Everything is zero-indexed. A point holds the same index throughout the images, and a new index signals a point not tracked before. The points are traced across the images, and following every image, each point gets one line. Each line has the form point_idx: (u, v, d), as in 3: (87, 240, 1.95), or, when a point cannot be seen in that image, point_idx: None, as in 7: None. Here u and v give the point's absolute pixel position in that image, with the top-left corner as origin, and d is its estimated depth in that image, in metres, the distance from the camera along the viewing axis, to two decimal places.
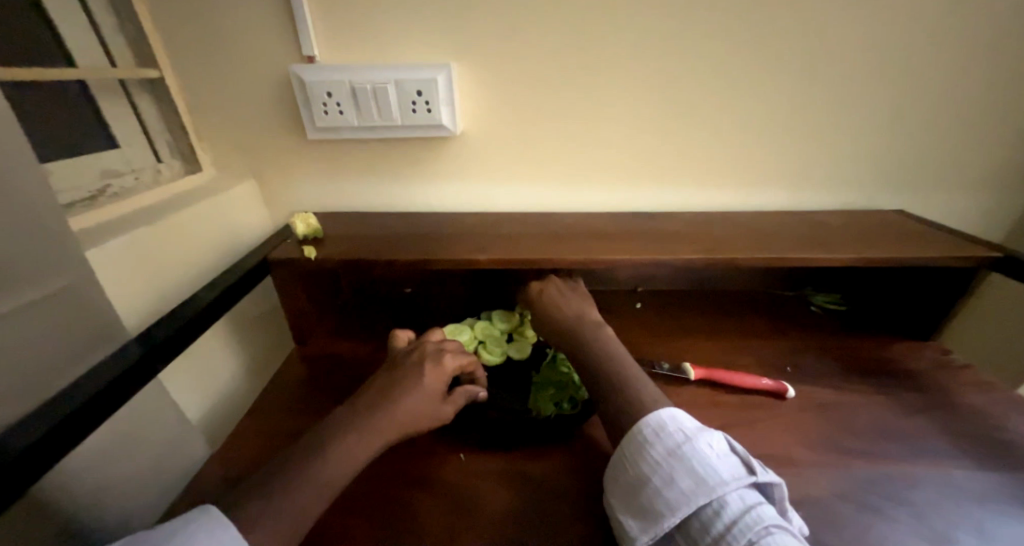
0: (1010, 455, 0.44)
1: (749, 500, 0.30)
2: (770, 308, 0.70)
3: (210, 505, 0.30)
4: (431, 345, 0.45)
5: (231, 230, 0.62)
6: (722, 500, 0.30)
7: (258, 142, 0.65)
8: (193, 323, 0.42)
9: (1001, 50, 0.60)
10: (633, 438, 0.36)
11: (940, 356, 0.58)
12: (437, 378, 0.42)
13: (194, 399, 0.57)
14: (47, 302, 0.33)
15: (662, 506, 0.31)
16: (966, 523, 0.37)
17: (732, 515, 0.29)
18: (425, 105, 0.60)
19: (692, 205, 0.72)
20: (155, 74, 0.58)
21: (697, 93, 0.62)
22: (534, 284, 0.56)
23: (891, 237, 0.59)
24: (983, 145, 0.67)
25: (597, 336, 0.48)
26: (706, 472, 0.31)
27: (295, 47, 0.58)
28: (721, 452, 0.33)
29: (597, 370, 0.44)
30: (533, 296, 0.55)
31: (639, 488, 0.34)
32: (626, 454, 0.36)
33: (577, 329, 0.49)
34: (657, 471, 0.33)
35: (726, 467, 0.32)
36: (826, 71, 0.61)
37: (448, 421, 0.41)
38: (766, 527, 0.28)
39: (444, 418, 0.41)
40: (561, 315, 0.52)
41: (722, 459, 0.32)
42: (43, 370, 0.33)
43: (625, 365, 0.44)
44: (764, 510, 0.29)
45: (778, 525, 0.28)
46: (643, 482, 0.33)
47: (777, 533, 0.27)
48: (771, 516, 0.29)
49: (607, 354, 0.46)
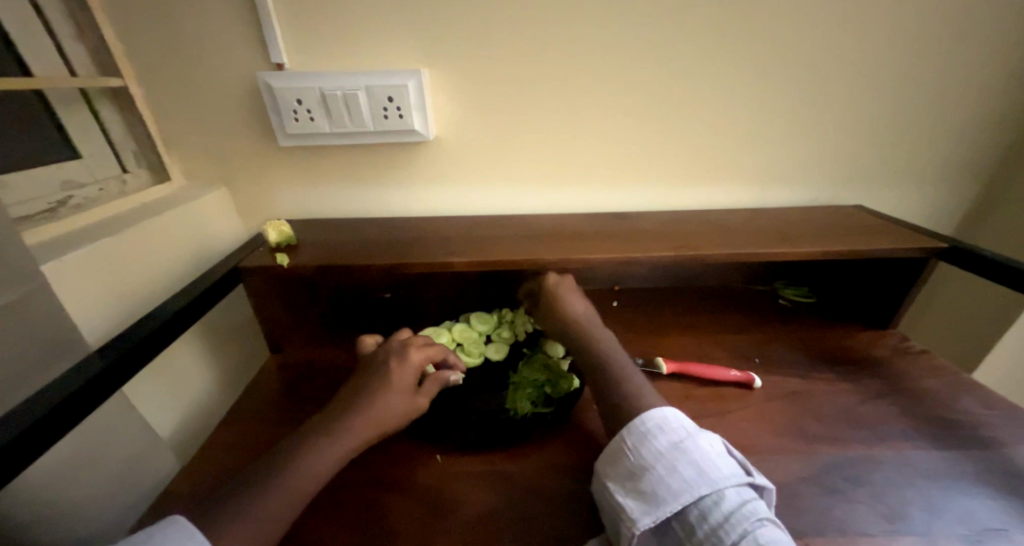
0: (961, 434, 0.46)
1: (746, 495, 0.31)
2: (742, 303, 0.72)
3: (177, 515, 0.29)
4: (395, 343, 0.44)
5: (202, 239, 0.62)
6: (722, 492, 0.31)
7: (228, 150, 0.65)
8: (159, 335, 0.42)
9: (945, 53, 0.63)
10: (634, 428, 0.37)
11: (900, 343, 0.61)
12: (404, 374, 0.41)
13: (163, 413, 0.56)
14: None
15: (664, 492, 0.32)
16: (920, 500, 0.39)
17: (730, 506, 0.30)
18: (397, 112, 0.60)
19: (662, 204, 0.74)
20: (119, 83, 0.57)
21: (663, 96, 0.64)
22: (551, 273, 0.55)
23: (850, 231, 0.62)
24: (933, 141, 0.70)
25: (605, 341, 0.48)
26: (708, 466, 0.33)
27: (264, 55, 0.58)
28: (720, 451, 0.34)
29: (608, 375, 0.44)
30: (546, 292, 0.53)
31: (638, 474, 0.34)
32: (628, 442, 0.36)
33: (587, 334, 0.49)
34: (659, 461, 0.34)
35: (725, 463, 0.33)
36: (785, 74, 0.64)
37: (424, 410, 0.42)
38: (760, 519, 0.29)
39: (420, 408, 0.41)
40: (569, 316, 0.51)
41: (722, 456, 0.34)
42: None
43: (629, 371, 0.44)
44: (759, 505, 0.31)
45: (770, 520, 0.30)
46: (645, 469, 0.34)
47: (769, 526, 0.29)
48: (765, 511, 0.30)
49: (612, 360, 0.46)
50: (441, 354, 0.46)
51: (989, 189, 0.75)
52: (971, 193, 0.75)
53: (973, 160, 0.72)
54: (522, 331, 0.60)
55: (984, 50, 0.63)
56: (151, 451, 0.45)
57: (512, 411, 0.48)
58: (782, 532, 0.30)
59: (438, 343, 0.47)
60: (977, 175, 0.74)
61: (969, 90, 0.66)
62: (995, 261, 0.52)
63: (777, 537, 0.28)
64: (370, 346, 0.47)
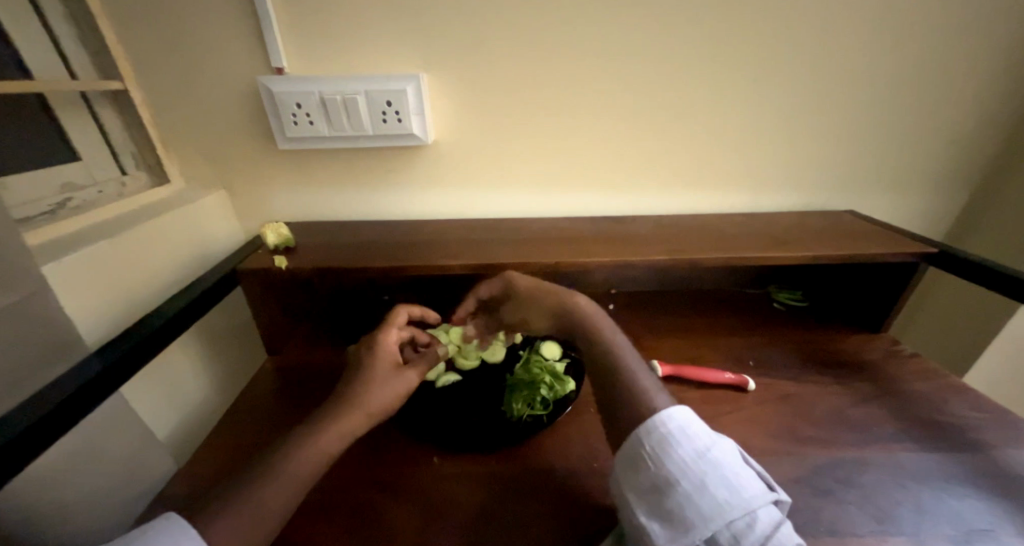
0: (950, 436, 0.47)
1: (776, 516, 0.31)
2: (736, 306, 0.72)
3: (172, 513, 0.29)
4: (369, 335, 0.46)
5: (201, 242, 0.62)
6: (755, 513, 0.30)
7: (228, 153, 0.65)
8: (159, 334, 0.42)
9: (934, 61, 0.64)
10: (655, 433, 0.35)
11: (891, 347, 0.62)
12: (384, 358, 0.44)
13: (161, 414, 0.56)
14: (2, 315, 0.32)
15: (694, 513, 0.31)
16: (910, 501, 0.40)
17: (765, 530, 0.30)
18: (395, 116, 0.61)
19: (657, 209, 0.75)
20: (119, 86, 0.57)
21: (658, 102, 0.65)
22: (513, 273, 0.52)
23: (842, 236, 0.63)
24: (924, 148, 0.71)
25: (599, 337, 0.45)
26: (737, 483, 0.32)
27: (264, 59, 0.59)
28: (742, 464, 0.34)
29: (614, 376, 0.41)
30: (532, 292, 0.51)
31: (663, 490, 0.33)
32: (650, 450, 0.34)
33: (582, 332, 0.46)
34: (686, 475, 0.33)
35: (752, 480, 0.32)
36: (778, 82, 0.65)
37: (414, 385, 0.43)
38: (796, 543, 0.29)
39: (409, 384, 0.43)
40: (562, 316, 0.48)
41: (746, 471, 0.33)
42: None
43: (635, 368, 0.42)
44: (789, 527, 0.30)
45: (799, 542, 0.30)
46: (671, 484, 0.33)
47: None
48: (794, 533, 0.30)
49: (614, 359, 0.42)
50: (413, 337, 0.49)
51: (979, 195, 0.76)
52: (961, 199, 0.76)
53: (962, 166, 0.73)
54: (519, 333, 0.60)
55: (973, 59, 0.64)
56: (149, 452, 0.46)
57: (509, 412, 0.49)
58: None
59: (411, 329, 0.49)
60: (967, 181, 0.75)
61: (959, 97, 0.67)
62: (982, 266, 0.53)
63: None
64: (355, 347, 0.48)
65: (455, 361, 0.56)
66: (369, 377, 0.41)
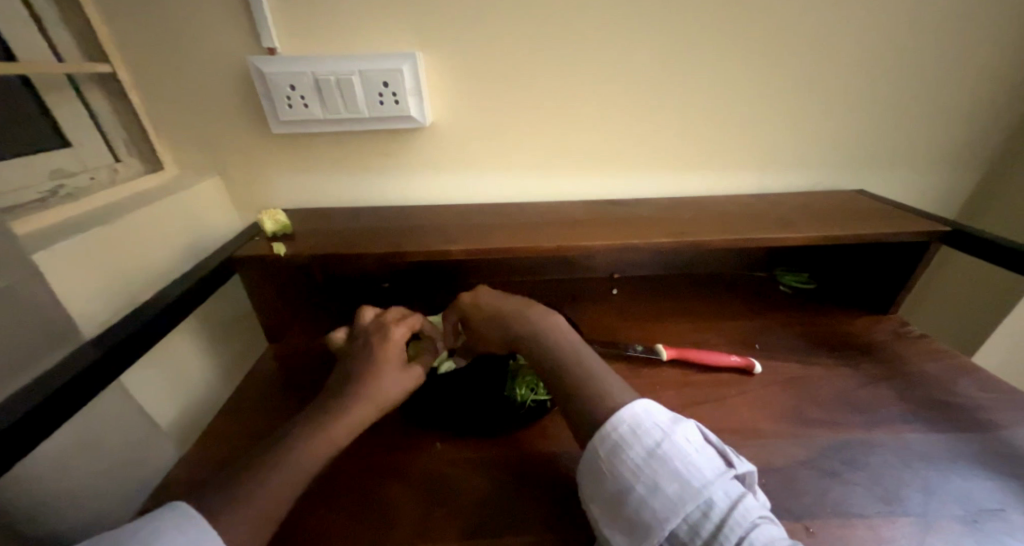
0: (958, 417, 0.46)
1: (734, 493, 0.29)
2: (741, 289, 0.72)
3: (176, 502, 0.30)
4: (373, 326, 0.45)
5: (196, 229, 0.61)
6: (709, 500, 0.29)
7: (222, 138, 0.64)
8: (159, 321, 0.42)
9: (952, 32, 0.62)
10: (607, 440, 0.34)
11: (899, 328, 0.61)
12: (392, 352, 0.43)
13: (162, 404, 0.56)
14: None
15: (649, 515, 0.30)
16: (916, 482, 0.39)
17: (721, 514, 0.28)
18: (392, 97, 0.59)
19: (662, 190, 0.73)
20: (107, 69, 0.55)
21: (663, 78, 0.63)
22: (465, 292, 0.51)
23: (852, 215, 0.61)
24: (937, 123, 0.69)
25: (559, 344, 0.43)
26: (689, 472, 0.31)
27: (254, 38, 0.57)
28: (698, 446, 0.33)
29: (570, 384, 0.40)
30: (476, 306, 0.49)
31: (620, 494, 0.32)
32: (603, 456, 0.33)
33: (536, 337, 0.44)
34: (639, 477, 0.31)
35: (706, 462, 0.31)
36: (787, 57, 0.62)
37: (422, 378, 0.43)
38: (754, 520, 0.28)
39: (417, 379, 0.43)
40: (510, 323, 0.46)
41: (701, 453, 0.32)
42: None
43: (590, 374, 0.40)
44: (749, 503, 0.29)
45: (763, 517, 0.29)
46: (626, 491, 0.31)
47: (765, 525, 0.28)
48: (757, 508, 0.29)
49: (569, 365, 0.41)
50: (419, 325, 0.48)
51: (990, 172, 0.74)
52: (972, 176, 0.75)
53: (976, 142, 0.71)
54: None
55: (992, 28, 0.62)
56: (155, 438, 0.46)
57: (512, 397, 0.50)
58: (776, 529, 0.28)
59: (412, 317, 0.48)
60: (979, 158, 0.73)
61: (973, 70, 0.65)
62: (996, 244, 0.52)
63: (772, 536, 0.27)
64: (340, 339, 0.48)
65: None
66: (378, 369, 0.41)
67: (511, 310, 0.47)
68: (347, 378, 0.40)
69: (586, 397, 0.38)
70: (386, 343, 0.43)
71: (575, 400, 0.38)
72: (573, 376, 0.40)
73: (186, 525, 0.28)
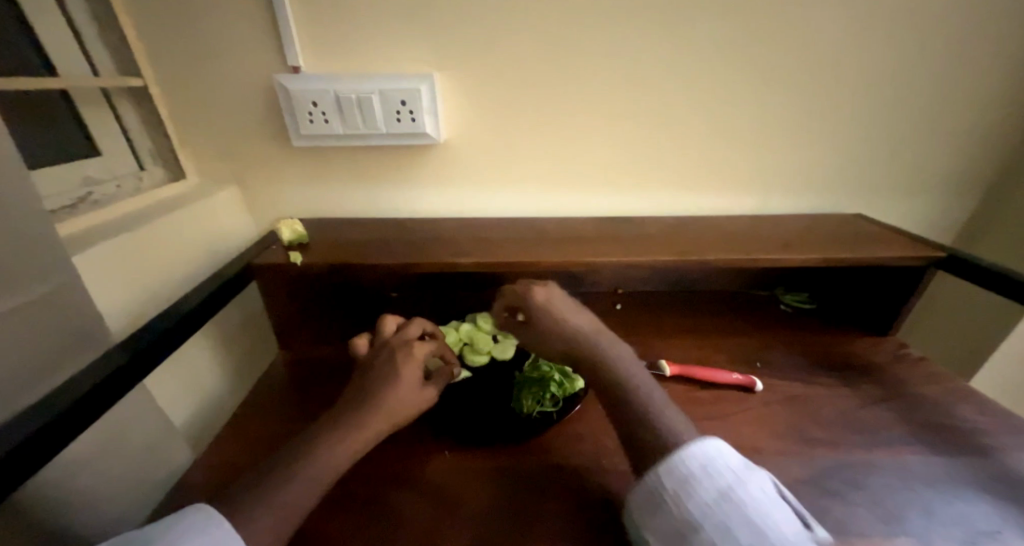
0: (957, 440, 0.47)
1: None
2: (743, 308, 0.73)
3: (201, 503, 0.31)
4: (397, 341, 0.46)
5: (215, 236, 0.63)
6: None
7: (243, 149, 0.66)
8: (182, 325, 0.44)
9: (947, 66, 0.65)
10: (676, 471, 0.33)
11: (899, 350, 0.62)
12: (411, 369, 0.43)
13: (177, 407, 0.57)
14: (48, 299, 0.34)
15: None
16: (917, 504, 0.40)
17: None
18: (409, 115, 0.62)
19: (665, 209, 0.75)
20: (139, 82, 0.58)
21: (669, 103, 0.66)
22: (534, 285, 0.48)
23: (851, 238, 0.63)
24: (934, 151, 0.71)
25: (627, 367, 0.42)
26: (767, 525, 0.29)
27: (280, 57, 0.59)
28: (773, 500, 0.31)
29: (633, 410, 0.39)
30: (540, 305, 0.46)
31: (686, 532, 0.30)
32: (670, 489, 0.32)
33: (605, 355, 0.43)
34: (710, 519, 0.30)
35: (784, 519, 0.30)
36: (789, 86, 0.65)
37: (432, 402, 0.44)
38: None
39: (428, 401, 0.44)
40: (569, 333, 0.45)
41: (776, 507, 0.31)
42: (41, 364, 0.34)
43: (657, 405, 0.39)
44: None
45: None
46: (695, 530, 0.30)
47: None
48: None
49: (636, 390, 0.40)
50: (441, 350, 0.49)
51: (987, 199, 0.76)
52: (969, 203, 0.77)
53: (971, 170, 0.74)
54: None
55: (986, 63, 0.64)
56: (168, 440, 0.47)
57: (518, 409, 0.49)
58: None
59: (434, 338, 0.49)
60: (975, 186, 0.75)
61: (968, 102, 0.67)
62: (984, 269, 0.54)
63: None
64: (361, 348, 0.48)
65: (465, 357, 0.57)
66: (396, 383, 0.42)
67: (580, 322, 0.46)
68: (376, 377, 0.42)
69: (651, 427, 0.37)
70: (413, 346, 0.45)
71: (640, 427, 0.38)
72: (639, 402, 0.39)
73: (211, 530, 0.29)
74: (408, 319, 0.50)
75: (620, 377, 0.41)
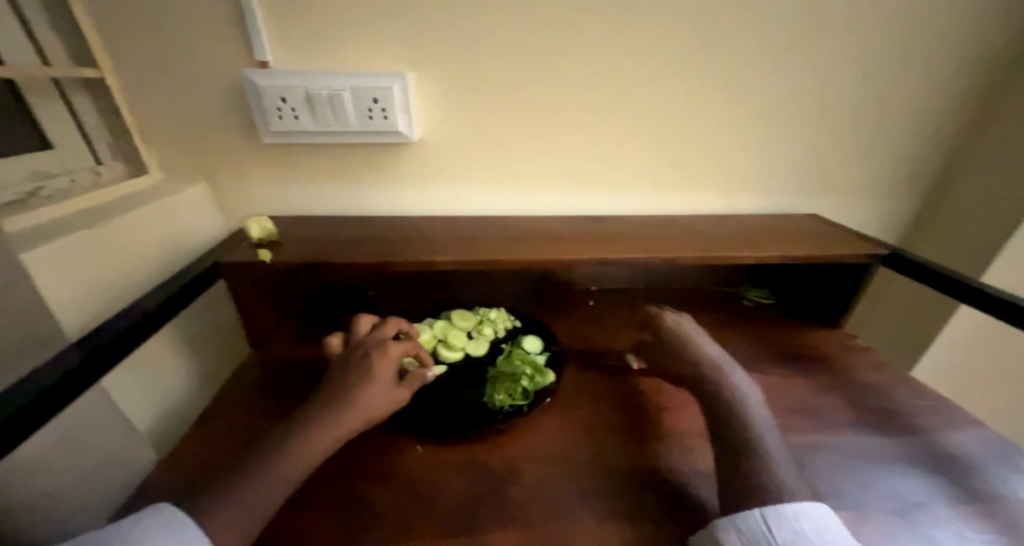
0: (896, 422, 0.51)
1: None
2: (709, 303, 0.76)
3: (165, 503, 0.31)
4: (372, 339, 0.46)
5: (180, 234, 0.61)
6: None
7: (209, 145, 0.64)
8: (142, 325, 0.43)
9: (891, 77, 0.69)
10: (791, 521, 0.35)
11: (848, 341, 0.66)
12: (386, 368, 0.44)
13: (140, 410, 0.55)
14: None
15: None
16: (858, 479, 0.43)
17: None
18: (381, 113, 0.62)
19: (635, 209, 0.78)
20: (95, 74, 0.56)
21: (638, 106, 0.68)
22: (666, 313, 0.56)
23: (806, 237, 0.67)
24: (880, 157, 0.77)
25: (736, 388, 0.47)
26: None
27: (247, 51, 0.58)
28: None
29: (732, 423, 0.43)
30: (669, 331, 0.54)
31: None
32: (782, 542, 0.34)
33: (715, 375, 0.48)
34: None
35: None
36: (750, 92, 0.68)
37: (405, 402, 0.44)
38: None
39: (401, 401, 0.44)
40: (690, 353, 0.51)
41: None
42: None
43: (761, 425, 0.43)
44: None
45: None
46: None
47: None
48: None
49: (742, 408, 0.45)
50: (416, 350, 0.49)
51: (928, 201, 0.82)
52: (912, 204, 0.82)
53: (914, 174, 0.79)
54: (501, 328, 0.63)
55: (926, 75, 0.69)
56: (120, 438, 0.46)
57: (491, 403, 0.51)
58: None
59: (411, 339, 0.49)
60: (917, 189, 0.81)
61: (911, 111, 0.72)
62: (976, 291, 0.52)
63: None
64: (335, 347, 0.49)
65: (439, 353, 0.58)
66: (369, 381, 0.42)
67: (705, 348, 0.51)
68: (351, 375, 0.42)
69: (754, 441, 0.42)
70: (390, 344, 0.46)
71: (740, 437, 0.42)
72: (742, 419, 0.44)
73: (182, 532, 0.29)
74: (383, 319, 0.50)
75: (727, 395, 0.46)
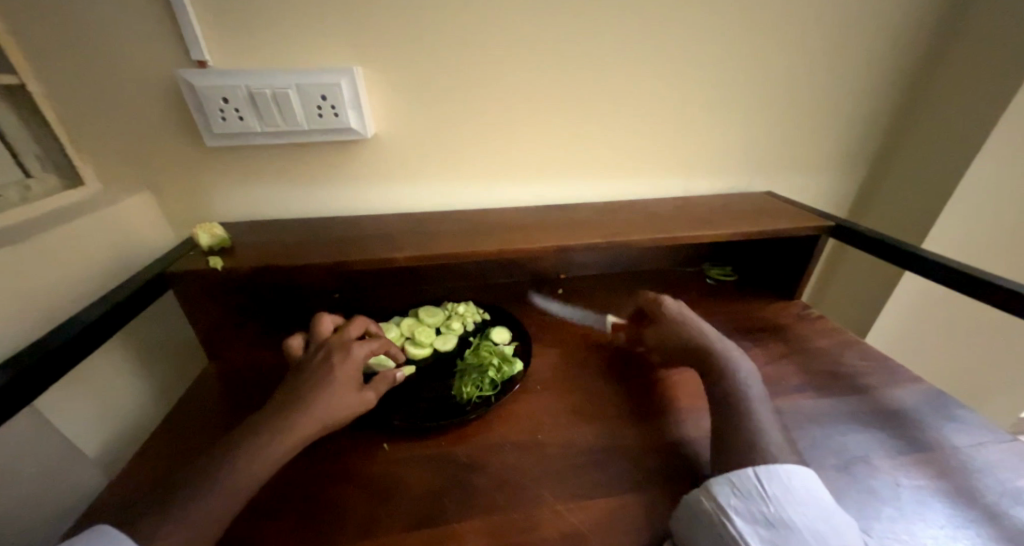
0: (845, 383, 0.54)
1: None
2: (673, 283, 0.78)
3: (104, 524, 0.30)
4: (337, 340, 0.45)
5: (123, 247, 0.58)
6: None
7: (149, 151, 0.62)
8: (79, 341, 0.41)
9: (831, 56, 0.72)
10: (784, 478, 0.36)
11: (803, 311, 0.69)
12: (349, 369, 0.43)
13: (89, 431, 0.53)
14: None
15: None
16: (808, 439, 0.46)
17: None
18: (331, 110, 0.60)
19: (597, 196, 0.79)
20: (13, 80, 0.52)
21: (591, 94, 0.69)
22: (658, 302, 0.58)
23: (759, 214, 0.70)
24: (825, 133, 0.80)
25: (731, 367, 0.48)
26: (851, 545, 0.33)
27: (182, 51, 0.56)
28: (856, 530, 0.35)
29: (727, 402, 0.44)
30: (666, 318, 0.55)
31: (776, 525, 0.34)
32: (772, 494, 0.35)
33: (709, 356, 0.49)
34: (800, 523, 0.34)
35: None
36: (699, 76, 0.70)
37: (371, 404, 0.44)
38: None
39: (367, 403, 0.43)
40: (684, 339, 0.52)
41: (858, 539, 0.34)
42: None
43: (753, 401, 0.44)
44: None
45: None
46: (792, 527, 0.34)
47: None
48: None
49: (735, 385, 0.46)
50: (385, 348, 0.49)
51: (873, 173, 0.86)
52: (858, 177, 0.86)
53: (857, 149, 0.83)
54: (469, 322, 0.63)
55: (863, 52, 0.73)
56: (52, 455, 0.45)
57: (458, 396, 0.51)
58: None
59: (380, 338, 0.49)
60: (862, 162, 0.85)
61: (851, 88, 0.76)
62: (950, 269, 0.52)
63: None
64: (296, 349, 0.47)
65: (406, 349, 0.58)
66: (331, 383, 0.41)
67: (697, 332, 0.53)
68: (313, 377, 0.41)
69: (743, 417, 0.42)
70: (356, 346, 0.45)
71: (735, 414, 0.43)
72: (736, 395, 0.45)
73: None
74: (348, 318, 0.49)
75: (722, 375, 0.47)
